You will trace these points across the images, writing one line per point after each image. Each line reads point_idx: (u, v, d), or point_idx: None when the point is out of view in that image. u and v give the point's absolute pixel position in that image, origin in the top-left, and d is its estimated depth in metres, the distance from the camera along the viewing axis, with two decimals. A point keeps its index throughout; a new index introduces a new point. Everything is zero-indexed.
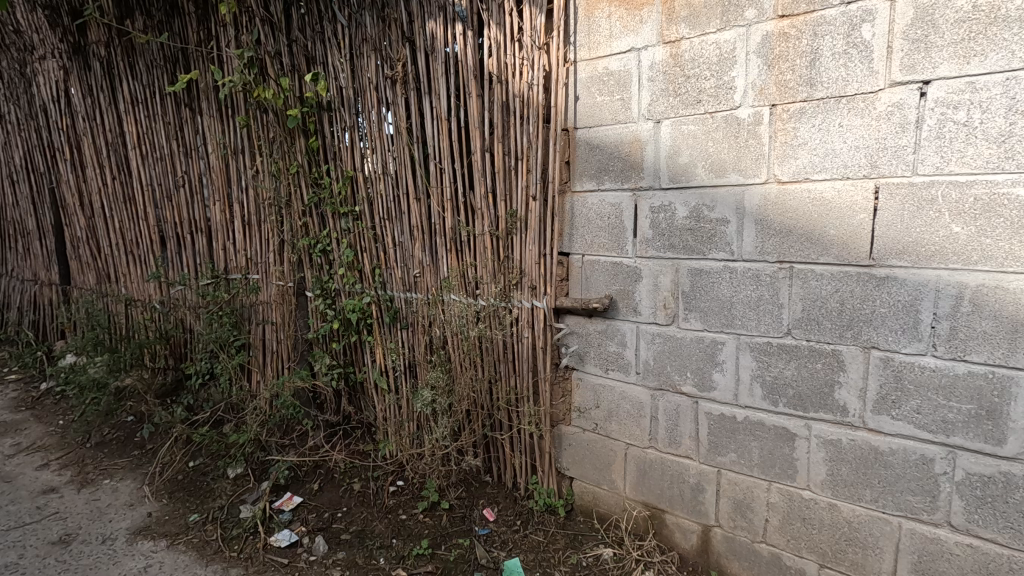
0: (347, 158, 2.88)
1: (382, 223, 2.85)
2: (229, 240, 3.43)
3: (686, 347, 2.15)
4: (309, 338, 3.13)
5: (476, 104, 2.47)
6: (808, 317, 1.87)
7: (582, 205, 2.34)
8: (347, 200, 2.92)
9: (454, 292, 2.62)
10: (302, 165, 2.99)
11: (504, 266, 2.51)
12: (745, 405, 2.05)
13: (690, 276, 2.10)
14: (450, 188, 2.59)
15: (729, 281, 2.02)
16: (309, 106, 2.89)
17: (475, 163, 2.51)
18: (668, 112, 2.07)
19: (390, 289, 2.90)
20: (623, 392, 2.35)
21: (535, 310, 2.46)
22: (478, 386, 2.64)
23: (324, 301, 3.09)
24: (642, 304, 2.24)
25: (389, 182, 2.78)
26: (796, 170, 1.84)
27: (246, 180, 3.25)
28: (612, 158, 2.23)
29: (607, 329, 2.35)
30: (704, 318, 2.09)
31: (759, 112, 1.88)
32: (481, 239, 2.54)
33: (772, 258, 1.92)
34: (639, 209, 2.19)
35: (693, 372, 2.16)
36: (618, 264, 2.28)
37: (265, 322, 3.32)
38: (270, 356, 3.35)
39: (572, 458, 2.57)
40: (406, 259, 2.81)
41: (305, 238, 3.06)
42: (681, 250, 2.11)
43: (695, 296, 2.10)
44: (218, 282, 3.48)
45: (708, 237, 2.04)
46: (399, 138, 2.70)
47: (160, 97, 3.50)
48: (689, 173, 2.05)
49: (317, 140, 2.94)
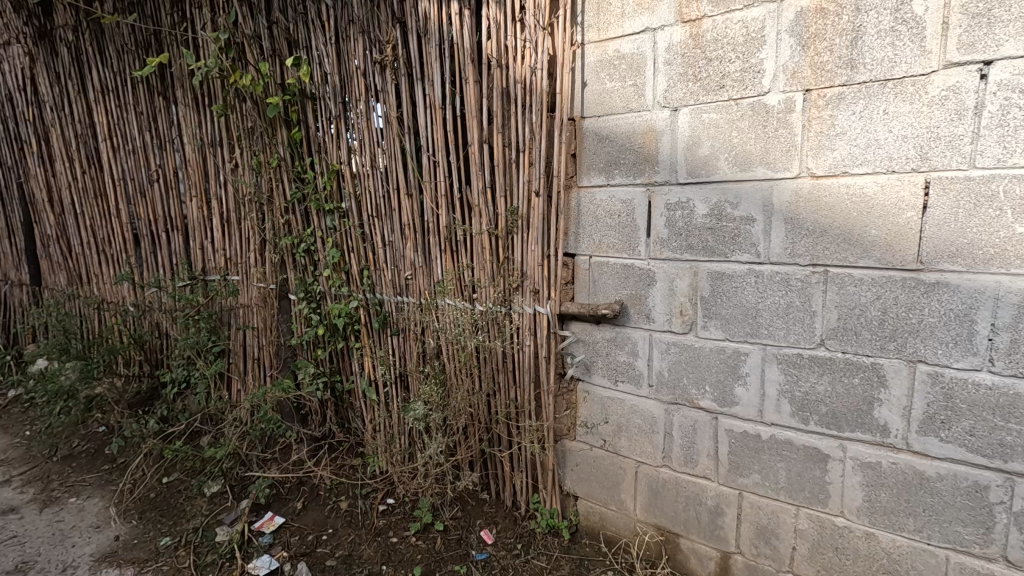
0: (332, 151, 2.66)
1: (371, 221, 2.63)
2: (207, 238, 3.20)
3: (705, 357, 1.96)
4: (292, 344, 2.91)
5: (473, 91, 2.25)
6: (844, 327, 1.69)
7: (589, 202, 2.14)
8: (334, 195, 2.70)
9: (449, 296, 2.42)
10: (284, 158, 2.77)
11: (504, 268, 2.30)
12: (771, 423, 1.86)
13: (710, 280, 1.91)
14: (444, 183, 2.38)
15: (754, 286, 1.83)
16: (290, 94, 2.67)
17: (472, 156, 2.30)
18: (686, 99, 1.88)
19: (380, 292, 2.69)
20: (633, 406, 2.16)
21: (538, 316, 2.26)
22: (475, 398, 2.44)
23: (308, 306, 2.87)
24: (655, 311, 2.04)
25: (378, 177, 2.56)
26: (831, 163, 1.65)
27: (224, 174, 3.02)
28: (623, 150, 2.03)
29: (617, 337, 2.16)
30: (725, 327, 1.90)
31: (791, 97, 1.68)
32: (479, 239, 2.33)
33: (804, 260, 1.73)
34: (653, 206, 1.99)
35: (712, 386, 1.97)
36: (629, 266, 2.08)
37: (246, 327, 3.09)
38: (251, 363, 3.13)
39: (576, 476, 2.37)
40: (397, 260, 2.60)
41: (287, 237, 2.84)
42: (700, 251, 1.92)
43: (715, 302, 1.91)
44: (195, 283, 3.25)
45: (731, 237, 1.85)
46: (389, 129, 2.48)
47: (132, 86, 3.26)
48: (710, 167, 1.86)
49: (300, 131, 2.72)
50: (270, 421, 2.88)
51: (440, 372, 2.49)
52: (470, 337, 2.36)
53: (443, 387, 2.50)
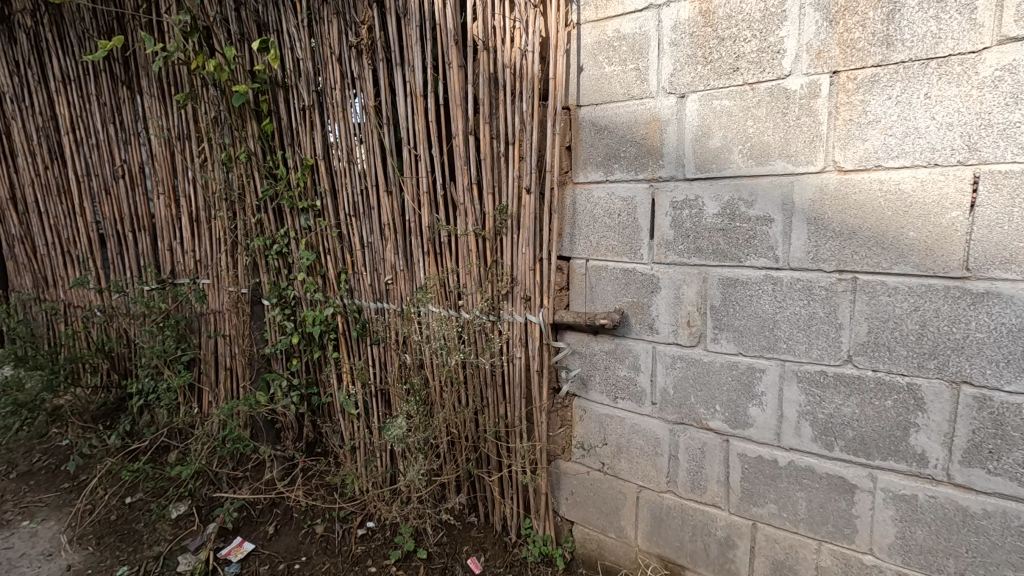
0: (306, 144, 2.44)
1: (349, 220, 2.42)
2: (176, 239, 2.97)
3: (715, 374, 1.76)
4: (265, 353, 2.70)
5: (457, 76, 2.03)
6: (874, 341, 1.49)
7: (586, 200, 1.94)
8: (309, 193, 2.49)
9: (432, 303, 2.20)
10: (253, 152, 2.54)
11: (492, 272, 2.09)
12: (789, 448, 1.66)
13: (722, 287, 1.71)
14: (426, 178, 2.17)
15: (772, 295, 1.63)
16: (260, 83, 2.44)
17: (456, 148, 2.08)
18: (695, 84, 1.67)
19: (358, 298, 2.48)
20: (634, 425, 1.96)
21: (530, 325, 2.05)
22: (462, 415, 2.22)
23: (282, 312, 2.65)
24: (659, 321, 1.84)
25: (356, 173, 2.35)
26: (862, 156, 1.45)
27: (193, 169, 2.80)
28: (623, 142, 1.83)
29: (616, 349, 1.95)
30: (738, 340, 1.70)
31: (816, 80, 1.48)
32: (465, 240, 2.12)
33: (829, 266, 1.52)
34: (657, 205, 1.79)
35: (723, 405, 1.76)
36: (629, 271, 1.88)
37: (216, 334, 2.87)
38: (223, 373, 2.92)
39: (572, 499, 2.17)
40: (376, 263, 2.39)
41: (259, 238, 2.62)
42: (711, 255, 1.71)
43: (727, 312, 1.71)
44: (164, 287, 3.03)
45: (745, 239, 1.65)
46: (367, 120, 2.26)
47: (94, 74, 3.03)
48: (722, 160, 1.66)
49: (272, 122, 2.50)
50: (238, 440, 2.65)
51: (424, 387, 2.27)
52: (455, 352, 2.13)
53: (425, 402, 2.29)
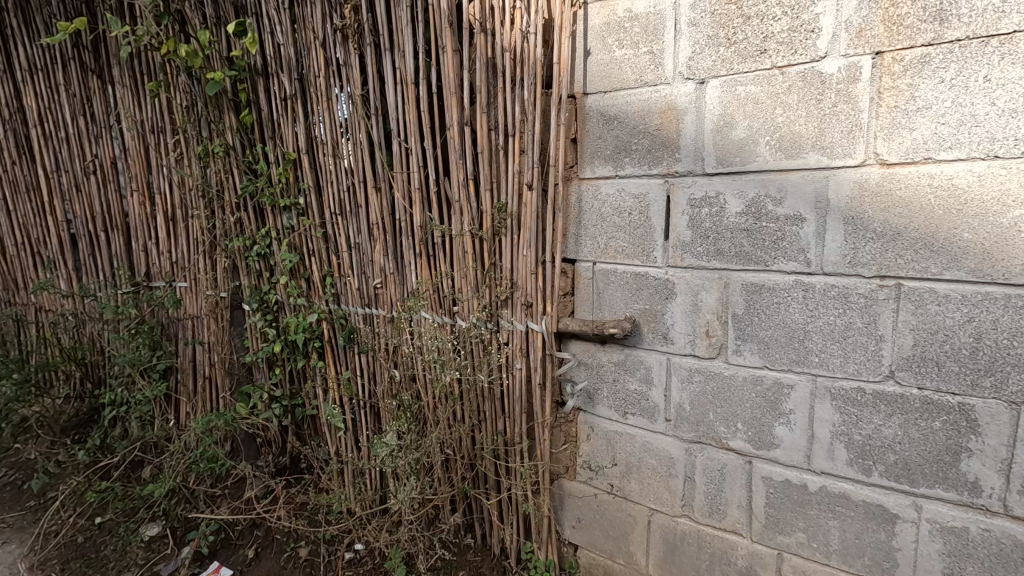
0: (288, 137, 2.26)
1: (335, 219, 2.25)
2: (151, 239, 2.78)
3: (737, 389, 1.60)
4: (246, 362, 2.52)
5: (451, 61, 1.85)
6: (921, 355, 1.33)
7: (593, 197, 1.77)
8: (291, 190, 2.31)
9: (425, 309, 2.03)
10: (231, 146, 2.35)
11: (489, 276, 1.91)
12: (821, 472, 1.50)
13: (745, 294, 1.55)
14: (418, 174, 1.99)
15: (802, 303, 1.47)
16: (238, 70, 2.26)
17: (451, 140, 1.91)
18: (716, 68, 1.51)
19: (345, 303, 2.30)
20: (646, 443, 1.79)
21: (531, 334, 1.87)
22: (457, 431, 2.04)
23: (263, 318, 2.47)
24: (675, 331, 1.68)
25: (342, 168, 2.17)
26: (909, 147, 1.28)
27: (168, 165, 2.61)
28: (635, 133, 1.66)
29: (626, 361, 1.79)
30: (764, 352, 1.54)
31: (855, 62, 1.31)
32: (460, 241, 1.95)
33: (869, 271, 1.36)
34: (673, 202, 1.63)
35: (745, 424, 1.60)
36: (642, 276, 1.71)
37: (194, 342, 2.69)
38: (201, 382, 2.73)
39: (576, 522, 1.99)
40: (364, 265, 2.22)
41: (239, 238, 2.44)
42: (733, 258, 1.55)
43: (752, 321, 1.55)
44: (139, 290, 2.83)
45: (773, 241, 1.49)
46: (353, 111, 2.09)
47: (62, 63, 2.83)
48: (746, 153, 1.49)
49: (251, 114, 2.31)
50: (212, 459, 2.45)
51: (416, 402, 2.09)
52: (450, 366, 1.97)
53: (416, 417, 2.12)
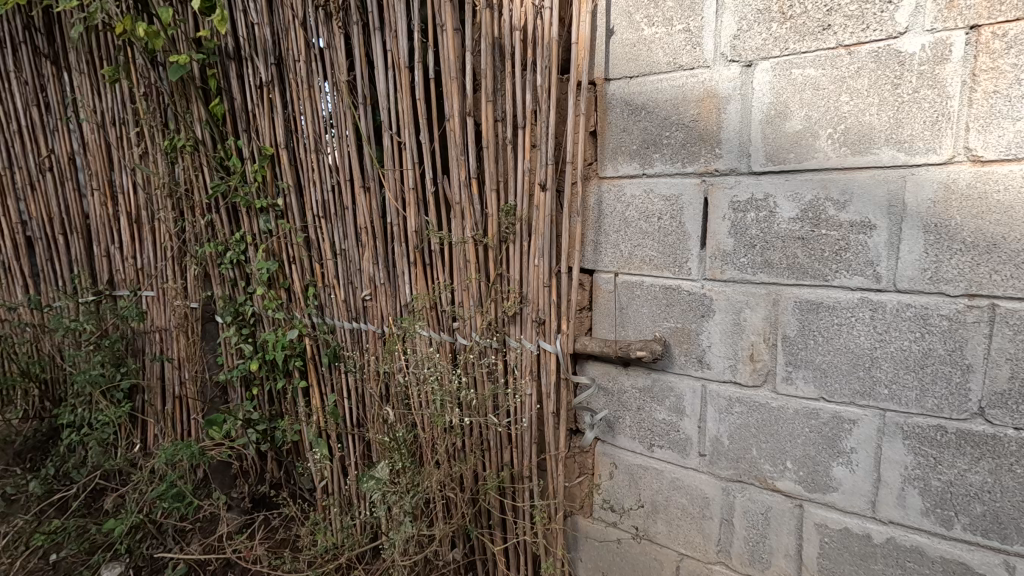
0: (264, 129, 2.00)
1: (318, 223, 2.00)
2: (114, 244, 2.51)
3: (786, 422, 1.38)
4: (220, 380, 2.26)
5: (451, 42, 1.61)
6: (1018, 390, 1.12)
7: (615, 198, 1.54)
8: (269, 190, 2.05)
9: (421, 325, 1.80)
10: (200, 140, 2.10)
11: (495, 289, 1.68)
12: (888, 521, 1.28)
13: (798, 313, 1.33)
14: (412, 172, 1.74)
15: (869, 325, 1.25)
16: (207, 54, 1.99)
17: (451, 133, 1.65)
18: (767, 47, 1.28)
19: (330, 316, 2.06)
20: (675, 480, 1.57)
21: (543, 355, 1.64)
22: (458, 464, 1.80)
23: (238, 333, 2.21)
24: (712, 354, 1.45)
25: (326, 166, 1.92)
26: (1009, 141, 1.07)
27: (130, 161, 2.34)
28: (667, 125, 1.43)
29: (653, 386, 1.56)
30: (819, 381, 1.32)
31: (944, 39, 1.10)
32: (461, 249, 1.70)
33: (955, 289, 1.15)
34: (712, 205, 1.40)
35: (796, 463, 1.38)
36: (673, 290, 1.49)
37: (162, 358, 2.42)
38: (171, 402, 2.46)
39: (592, 566, 1.76)
40: (351, 274, 1.97)
41: (210, 243, 2.18)
42: (785, 271, 1.33)
43: (806, 345, 1.33)
44: (101, 299, 2.56)
45: (834, 252, 1.27)
46: (338, 100, 1.84)
47: (11, 47, 2.53)
48: (803, 148, 1.27)
49: (222, 103, 2.05)
50: (176, 497, 2.18)
51: (406, 436, 1.84)
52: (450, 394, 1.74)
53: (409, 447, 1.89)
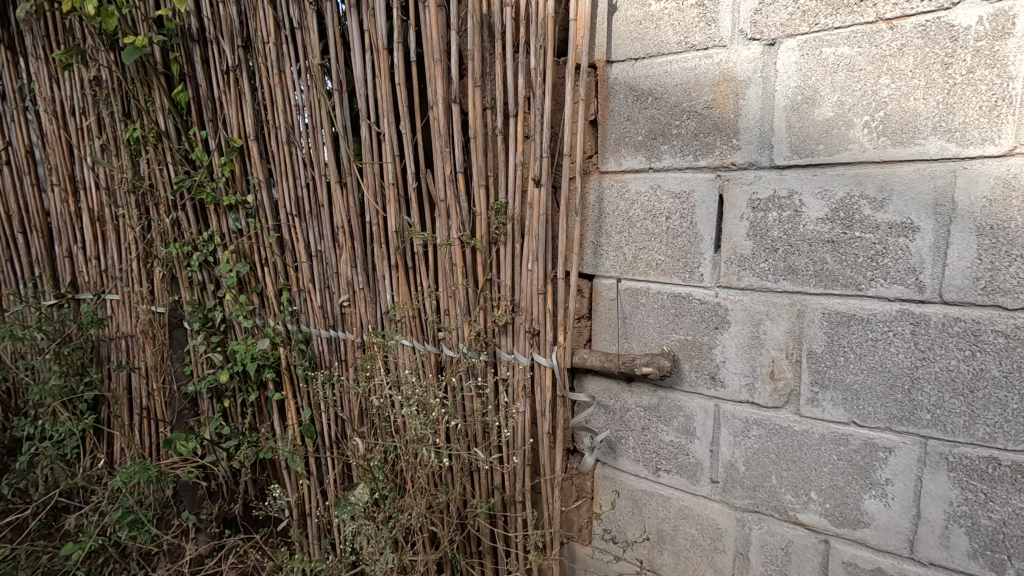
0: (232, 118, 1.82)
1: (292, 222, 1.83)
2: (77, 244, 2.32)
3: (810, 448, 1.23)
4: (189, 391, 2.09)
5: (434, 19, 1.43)
6: None
7: (617, 195, 1.38)
8: (238, 185, 1.88)
9: (403, 335, 1.65)
10: (164, 131, 1.93)
11: (484, 296, 1.52)
12: (929, 563, 1.13)
13: (826, 326, 1.17)
14: (392, 165, 1.57)
15: (909, 341, 1.09)
16: (169, 36, 1.82)
17: (435, 122, 1.49)
18: (794, 23, 1.12)
19: (306, 323, 1.90)
20: (684, 508, 1.41)
21: (537, 369, 1.49)
22: (444, 488, 1.63)
23: (207, 341, 2.05)
24: (727, 370, 1.30)
25: (300, 159, 1.76)
26: None
27: (90, 154, 2.15)
28: (677, 113, 1.27)
29: (660, 405, 1.41)
30: (850, 403, 1.17)
31: (1006, 10, 0.94)
32: (446, 252, 1.53)
33: (1013, 301, 0.99)
34: (728, 203, 1.24)
35: (822, 494, 1.23)
36: (683, 298, 1.33)
37: (128, 367, 2.25)
38: (140, 413, 2.29)
39: None
40: (329, 278, 1.81)
41: (176, 244, 2.01)
42: (812, 279, 1.17)
43: (835, 362, 1.17)
44: (65, 303, 2.37)
45: (869, 257, 1.11)
46: (312, 86, 1.67)
47: None
48: (835, 138, 1.11)
49: (185, 90, 1.87)
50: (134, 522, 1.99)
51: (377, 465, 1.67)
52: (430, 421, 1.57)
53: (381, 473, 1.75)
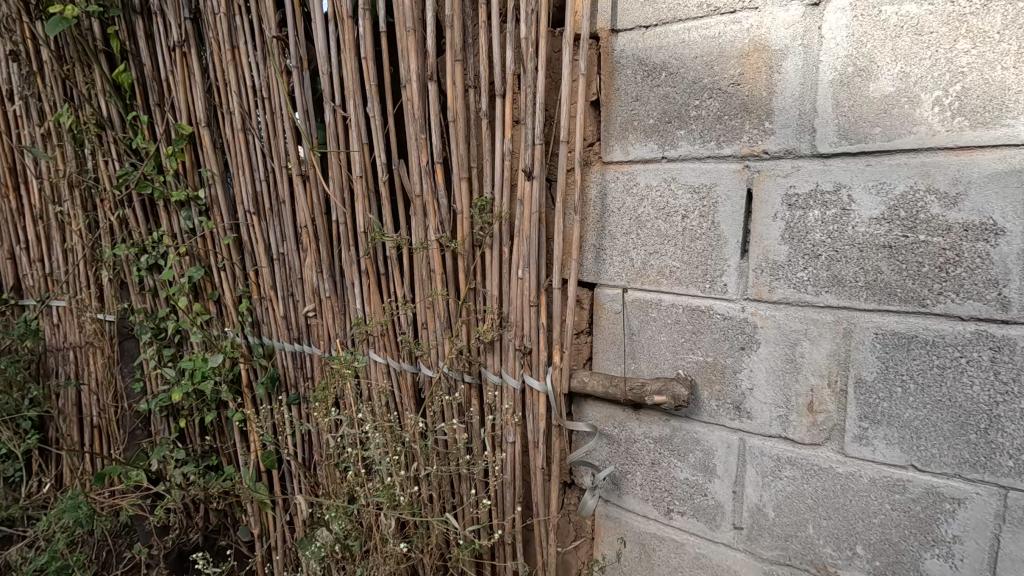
0: (180, 102, 1.60)
1: (249, 220, 1.60)
2: (19, 244, 2.03)
3: (857, 495, 1.02)
4: (141, 410, 1.87)
5: None
6: None
7: (623, 189, 1.17)
8: (189, 178, 1.66)
9: (375, 351, 1.44)
10: (106, 118, 1.70)
11: (466, 308, 1.31)
12: None
13: (881, 349, 0.96)
14: (359, 155, 1.35)
15: (988, 369, 0.88)
16: (106, 7, 1.60)
17: (408, 103, 1.26)
18: None
19: (268, 335, 1.68)
20: (701, 557, 1.20)
21: (528, 393, 1.27)
22: (423, 530, 1.41)
23: (159, 354, 1.81)
24: (755, 399, 1.09)
25: (257, 149, 1.53)
26: None
27: (26, 142, 1.88)
28: (697, 91, 1.06)
29: (673, 437, 1.19)
30: (909, 443, 0.96)
31: None
32: (422, 256, 1.32)
33: None
34: (758, 199, 1.03)
35: (870, 550, 1.02)
36: (703, 313, 1.11)
37: (75, 383, 2.01)
38: (91, 432, 2.05)
39: None
40: (292, 285, 1.59)
41: (123, 245, 1.78)
42: (863, 292, 0.96)
43: (890, 393, 0.96)
44: (5, 311, 2.08)
45: (938, 267, 0.90)
46: (268, 64, 1.44)
47: None
48: (896, 118, 0.90)
49: (128, 70, 1.65)
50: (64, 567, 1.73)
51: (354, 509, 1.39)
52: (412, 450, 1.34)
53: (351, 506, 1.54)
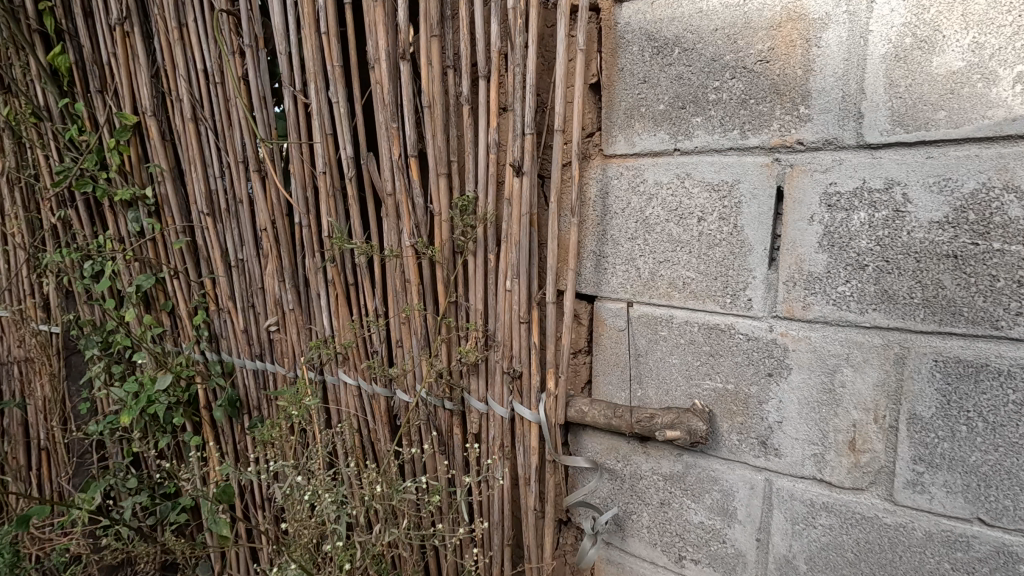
0: (123, 88, 1.41)
1: (202, 222, 1.42)
2: None
3: (909, 550, 0.85)
4: (88, 433, 1.67)
5: None
6: None
7: (628, 186, 1.00)
8: (136, 175, 1.47)
9: (345, 371, 1.27)
10: (44, 107, 1.51)
11: (446, 325, 1.14)
12: None
13: (941, 379, 0.80)
14: (323, 149, 1.18)
15: None
16: None
17: (377, 87, 1.09)
18: None
19: (227, 351, 1.50)
20: None
21: (518, 422, 1.10)
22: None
23: (107, 371, 1.62)
24: (784, 433, 0.92)
25: (209, 141, 1.35)
26: None
27: None
28: (717, 70, 0.89)
29: (686, 474, 1.03)
30: (974, 492, 0.80)
31: None
32: (396, 264, 1.15)
33: None
34: (791, 199, 0.87)
35: None
36: (722, 332, 0.95)
37: (20, 403, 1.79)
38: (38, 454, 1.82)
39: None
40: (251, 295, 1.41)
41: (66, 251, 1.59)
42: (919, 311, 0.80)
43: (953, 432, 0.80)
44: None
45: (1015, 282, 0.74)
46: (220, 43, 1.26)
47: None
48: (965, 100, 0.74)
49: (65, 52, 1.47)
50: None
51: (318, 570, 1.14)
52: (386, 488, 1.15)
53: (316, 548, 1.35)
